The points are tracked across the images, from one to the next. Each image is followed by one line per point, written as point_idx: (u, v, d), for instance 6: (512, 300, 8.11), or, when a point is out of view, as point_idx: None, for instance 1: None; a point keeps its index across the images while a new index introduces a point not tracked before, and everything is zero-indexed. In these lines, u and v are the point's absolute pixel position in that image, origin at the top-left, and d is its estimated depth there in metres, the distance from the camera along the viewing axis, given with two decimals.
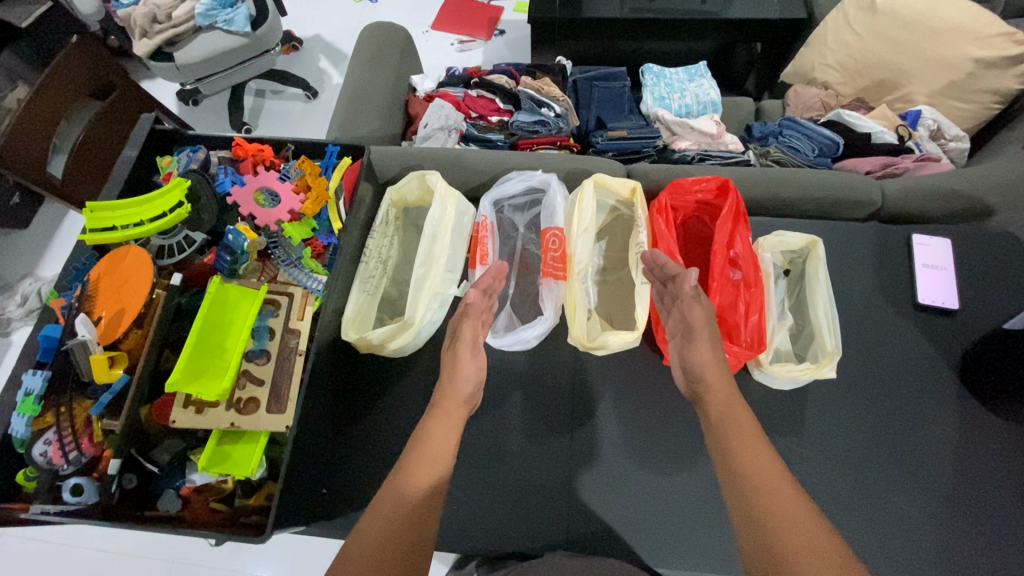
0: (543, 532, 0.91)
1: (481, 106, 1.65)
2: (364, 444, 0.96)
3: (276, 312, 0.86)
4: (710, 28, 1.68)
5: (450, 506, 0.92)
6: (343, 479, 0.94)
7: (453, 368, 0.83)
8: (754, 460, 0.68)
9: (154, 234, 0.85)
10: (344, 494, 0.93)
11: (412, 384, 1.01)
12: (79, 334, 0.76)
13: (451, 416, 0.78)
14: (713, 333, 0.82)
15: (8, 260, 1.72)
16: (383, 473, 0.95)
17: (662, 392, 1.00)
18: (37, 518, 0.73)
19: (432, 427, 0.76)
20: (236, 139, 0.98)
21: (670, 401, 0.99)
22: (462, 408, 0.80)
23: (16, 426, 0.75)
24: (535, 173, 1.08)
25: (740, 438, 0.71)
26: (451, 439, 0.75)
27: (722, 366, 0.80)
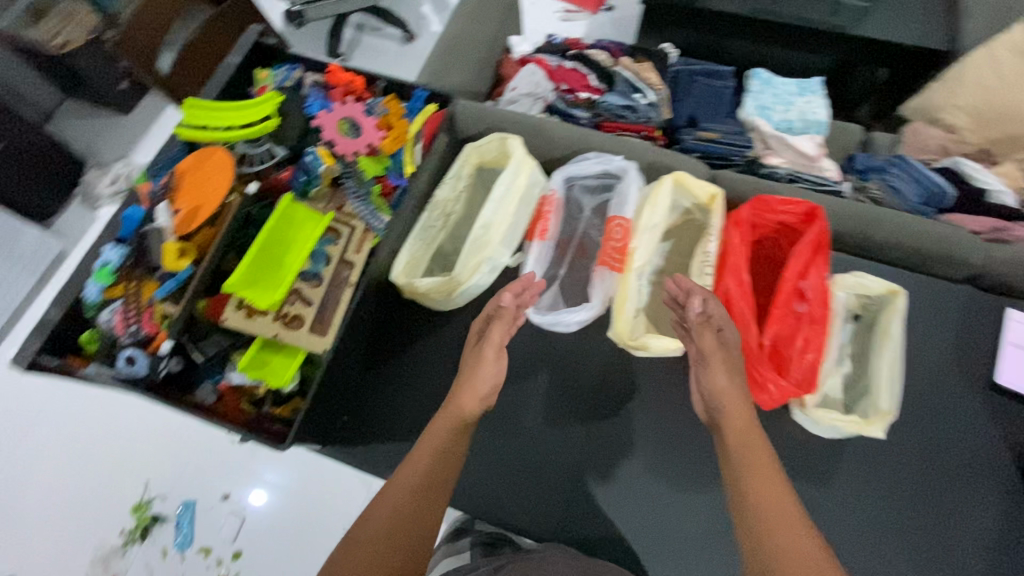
0: (541, 509, 0.93)
1: (573, 79, 1.60)
2: (390, 384, 0.99)
3: (335, 241, 0.87)
4: (833, 41, 1.55)
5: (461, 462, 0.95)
6: (365, 413, 0.97)
7: (471, 375, 0.82)
8: (768, 499, 0.64)
9: (241, 141, 0.89)
10: (365, 426, 0.97)
11: (447, 338, 1.01)
12: (158, 221, 0.83)
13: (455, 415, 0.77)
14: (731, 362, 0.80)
15: (106, 140, 1.85)
16: (400, 419, 0.97)
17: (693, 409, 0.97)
18: (93, 377, 0.80)
19: (439, 425, 0.76)
20: (330, 66, 0.99)
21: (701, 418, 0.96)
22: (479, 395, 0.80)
23: (90, 290, 0.82)
24: (615, 158, 1.05)
25: (750, 473, 0.68)
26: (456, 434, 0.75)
27: (744, 404, 0.77)
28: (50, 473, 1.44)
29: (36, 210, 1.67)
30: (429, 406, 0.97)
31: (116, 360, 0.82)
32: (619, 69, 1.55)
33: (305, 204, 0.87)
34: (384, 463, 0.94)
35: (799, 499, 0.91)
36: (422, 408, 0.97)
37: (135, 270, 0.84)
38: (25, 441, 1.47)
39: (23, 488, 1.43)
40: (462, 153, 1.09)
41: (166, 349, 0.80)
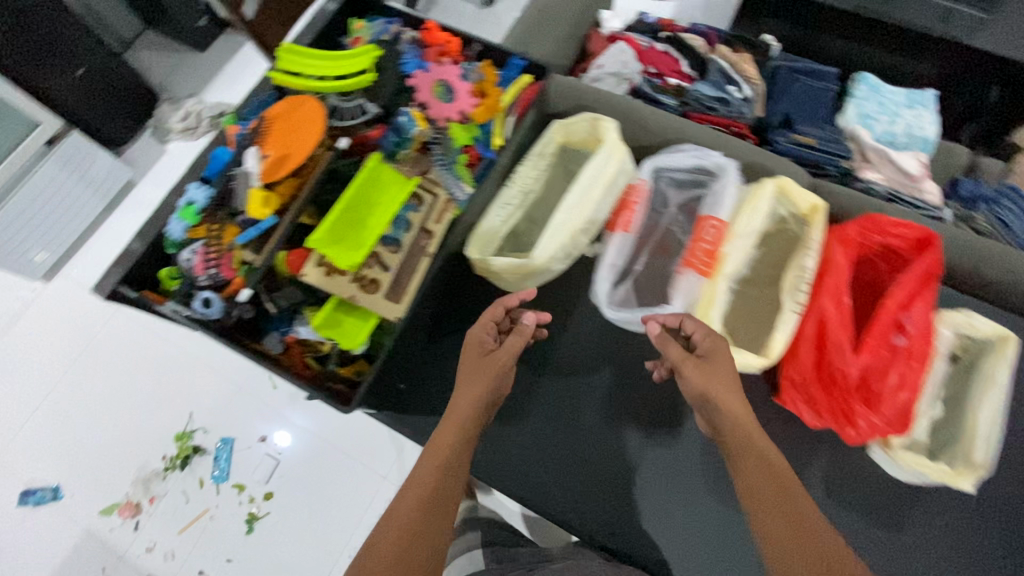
0: (585, 507, 0.90)
1: (662, 63, 1.50)
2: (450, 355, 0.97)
3: (418, 208, 0.84)
4: (934, 46, 1.41)
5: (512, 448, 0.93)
6: (421, 383, 0.96)
7: (467, 373, 0.81)
8: (783, 511, 0.63)
9: (333, 94, 0.86)
10: (417, 397, 0.95)
11: None
12: (246, 166, 0.81)
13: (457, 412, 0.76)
14: (722, 367, 0.77)
15: (181, 76, 1.87)
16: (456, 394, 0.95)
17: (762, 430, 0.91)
18: (169, 313, 0.81)
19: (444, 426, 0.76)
20: (428, 23, 0.95)
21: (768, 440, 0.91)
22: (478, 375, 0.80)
23: (175, 228, 0.82)
24: (712, 153, 0.98)
25: (757, 480, 0.66)
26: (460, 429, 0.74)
27: (743, 409, 0.73)
28: (109, 389, 1.54)
29: (110, 138, 1.72)
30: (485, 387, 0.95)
31: (193, 299, 0.82)
32: (715, 58, 1.45)
33: (392, 164, 0.84)
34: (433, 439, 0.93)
35: (864, 540, 0.86)
36: None
37: (218, 212, 0.83)
38: (91, 355, 1.58)
39: (85, 400, 1.53)
40: (549, 128, 1.04)
41: (245, 295, 0.78)
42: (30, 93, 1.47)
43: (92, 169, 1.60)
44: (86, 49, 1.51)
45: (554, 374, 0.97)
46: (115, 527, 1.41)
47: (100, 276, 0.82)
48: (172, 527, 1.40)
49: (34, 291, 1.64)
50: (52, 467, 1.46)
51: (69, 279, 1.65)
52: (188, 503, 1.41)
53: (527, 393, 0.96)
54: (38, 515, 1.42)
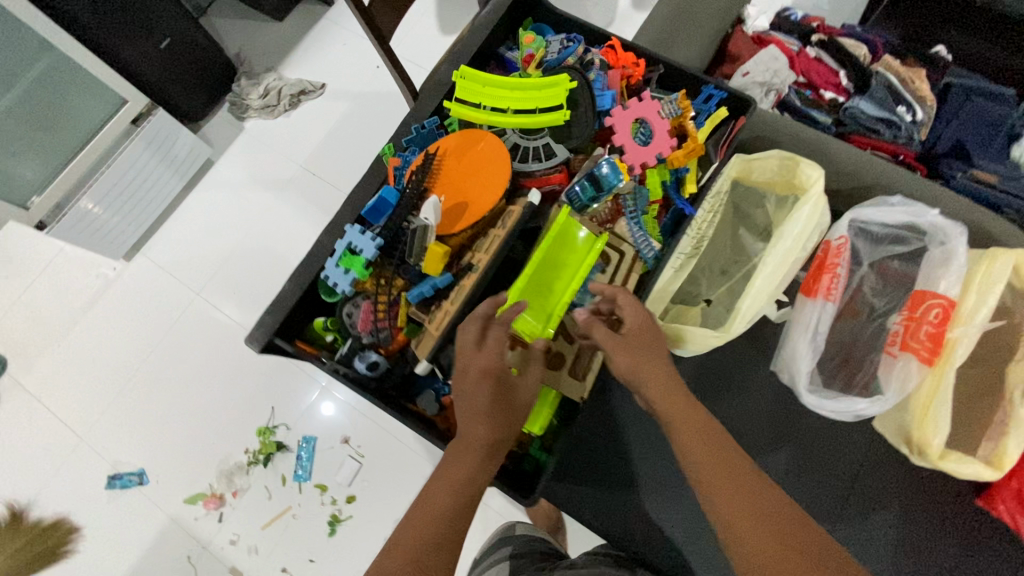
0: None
1: (816, 72, 1.34)
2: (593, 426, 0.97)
3: (603, 272, 0.74)
4: None
5: (666, 525, 0.92)
6: (574, 452, 0.97)
7: (468, 397, 0.63)
8: (730, 468, 0.59)
9: (516, 130, 0.76)
10: (574, 467, 0.96)
11: None
12: (423, 216, 0.71)
13: (469, 454, 0.62)
14: (643, 338, 0.67)
15: (262, 49, 1.72)
16: (602, 465, 0.96)
17: (960, 534, 0.82)
18: (330, 373, 0.73)
19: (445, 466, 0.62)
20: (613, 40, 0.83)
21: (969, 548, 0.81)
22: (483, 405, 0.62)
23: (341, 281, 0.73)
24: (928, 211, 0.84)
25: (701, 443, 0.61)
26: (470, 476, 0.61)
27: (665, 372, 0.65)
28: (191, 380, 1.48)
29: (193, 114, 1.61)
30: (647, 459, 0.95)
31: (356, 359, 0.74)
32: (882, 71, 1.28)
33: (578, 217, 0.74)
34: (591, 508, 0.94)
35: None
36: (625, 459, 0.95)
37: (386, 267, 0.74)
38: (172, 342, 1.51)
39: (169, 390, 1.48)
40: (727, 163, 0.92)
41: (421, 369, 0.70)
42: (121, 69, 1.37)
43: (174, 148, 1.49)
44: (171, 19, 1.39)
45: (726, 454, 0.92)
46: (200, 517, 1.37)
47: (256, 324, 0.75)
48: (258, 521, 1.36)
49: (114, 270, 1.57)
50: (138, 451, 1.43)
51: (150, 260, 1.58)
52: (270, 500, 1.37)
53: None
54: (124, 499, 1.40)
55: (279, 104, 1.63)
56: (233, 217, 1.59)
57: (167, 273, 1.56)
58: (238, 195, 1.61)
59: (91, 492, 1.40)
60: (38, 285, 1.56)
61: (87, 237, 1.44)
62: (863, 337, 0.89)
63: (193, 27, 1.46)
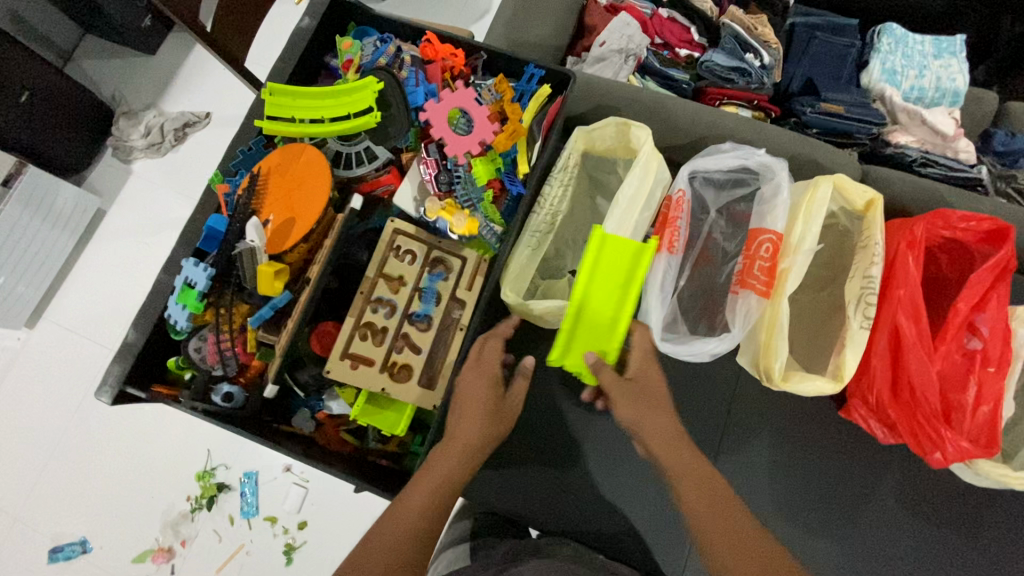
0: (643, 528, 0.94)
1: (669, 32, 1.38)
2: None
3: (446, 276, 0.75)
4: None
5: (576, 493, 0.95)
6: None
7: (465, 405, 0.68)
8: (717, 507, 0.71)
9: (335, 138, 0.76)
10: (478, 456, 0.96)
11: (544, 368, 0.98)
12: (248, 238, 0.70)
13: (454, 457, 0.64)
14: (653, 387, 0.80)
15: (132, 86, 1.64)
16: (504, 448, 0.96)
17: (828, 444, 0.88)
18: (187, 411, 0.72)
19: (432, 466, 0.64)
20: (427, 35, 0.84)
21: (837, 456, 0.88)
22: (482, 411, 0.68)
23: (178, 317, 0.72)
24: (756, 151, 0.88)
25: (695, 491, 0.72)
26: (451, 478, 0.63)
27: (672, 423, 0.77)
28: (120, 438, 1.42)
29: (74, 165, 1.52)
30: (540, 429, 0.96)
31: (210, 394, 0.73)
32: (729, 22, 1.33)
33: (419, 229, 0.76)
34: (494, 489, 0.95)
35: (936, 545, 0.85)
36: (526, 437, 0.96)
37: (225, 291, 0.73)
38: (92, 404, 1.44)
39: (93, 454, 1.40)
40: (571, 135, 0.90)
41: (268, 394, 0.68)
42: None
43: (56, 203, 1.42)
44: (22, 71, 1.29)
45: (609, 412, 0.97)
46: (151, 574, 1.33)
47: (101, 375, 0.73)
48: (209, 566, 1.33)
49: (19, 339, 1.49)
50: (76, 519, 1.37)
51: (54, 323, 1.50)
52: (221, 542, 1.34)
53: (589, 431, 0.96)
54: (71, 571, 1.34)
55: (163, 141, 1.57)
56: (134, 265, 1.53)
57: (77, 334, 1.49)
58: (134, 241, 1.54)
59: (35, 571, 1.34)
60: None
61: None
62: (719, 280, 0.93)
63: (52, 77, 1.35)
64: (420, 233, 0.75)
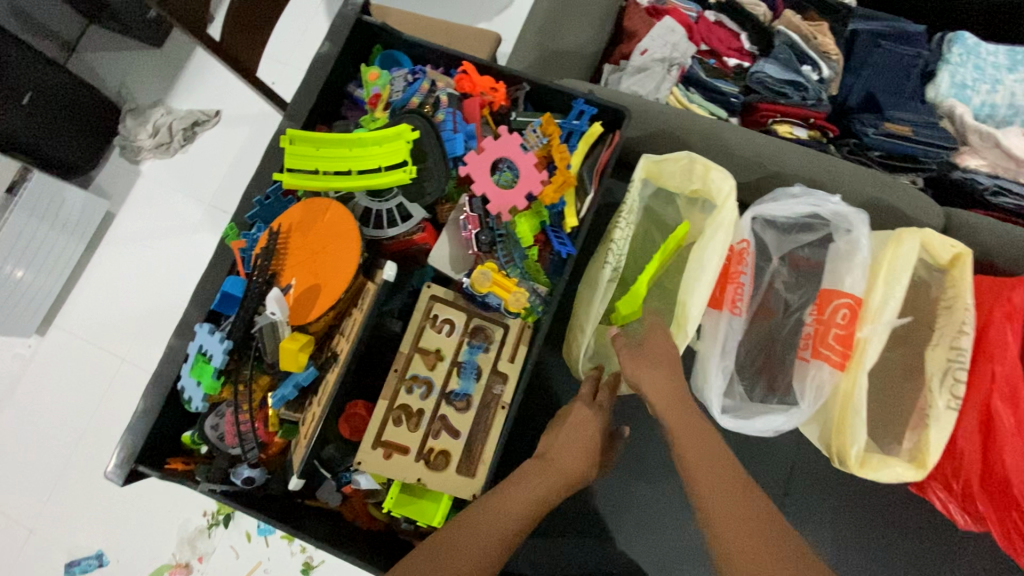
0: None
1: (717, 38, 1.26)
2: None
3: (486, 348, 0.69)
4: None
5: (617, 555, 0.89)
6: None
7: (573, 437, 0.70)
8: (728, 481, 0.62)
9: (363, 192, 0.68)
10: None
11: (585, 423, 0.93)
12: (269, 311, 0.63)
13: (551, 475, 0.65)
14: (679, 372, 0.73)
15: (137, 81, 1.53)
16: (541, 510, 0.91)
17: (888, 516, 0.83)
18: (205, 493, 0.67)
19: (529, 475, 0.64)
20: (467, 65, 0.75)
21: (896, 528, 0.83)
22: (589, 450, 0.69)
23: (193, 395, 0.66)
24: (829, 198, 0.78)
25: (714, 475, 0.62)
26: (548, 494, 0.63)
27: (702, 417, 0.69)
28: None
29: (82, 164, 1.44)
30: (582, 489, 0.91)
31: (229, 475, 0.67)
32: (785, 29, 1.21)
33: (461, 301, 0.69)
34: (529, 552, 0.90)
35: None
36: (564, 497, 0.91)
37: (244, 365, 0.66)
38: (105, 416, 1.38)
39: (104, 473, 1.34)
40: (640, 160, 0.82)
41: (296, 486, 0.63)
42: None
43: (63, 212, 1.36)
44: (24, 68, 1.21)
45: (658, 471, 0.91)
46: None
47: (111, 455, 0.67)
48: None
49: (31, 346, 1.44)
50: (90, 532, 1.31)
51: (65, 331, 1.44)
52: (238, 558, 1.25)
53: (630, 493, 0.91)
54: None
55: (171, 140, 1.47)
56: (142, 274, 1.45)
57: (88, 342, 1.43)
58: (143, 247, 1.46)
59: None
60: None
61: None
62: (780, 336, 0.85)
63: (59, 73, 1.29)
64: (458, 299, 0.69)
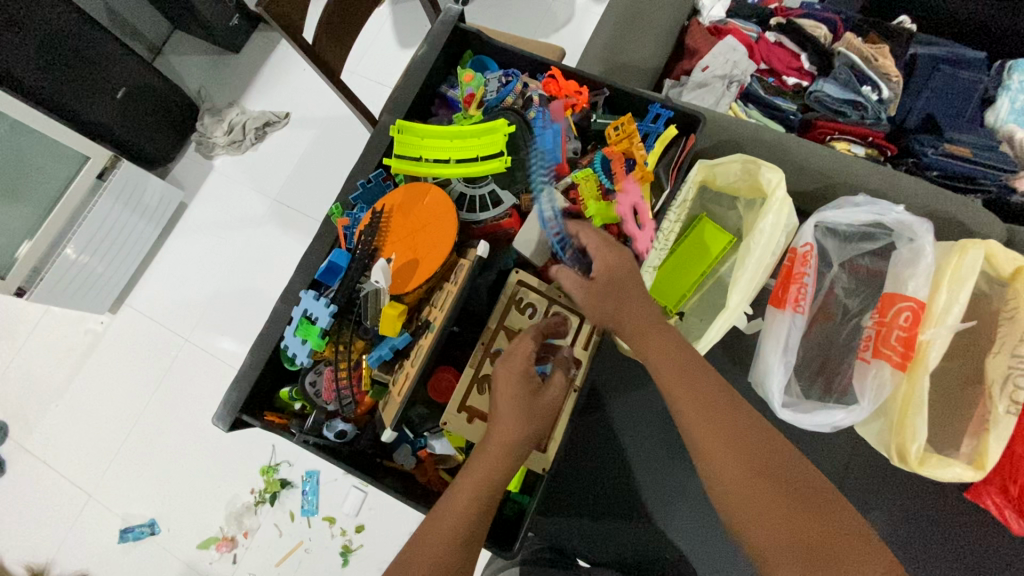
0: None
1: (777, 58, 1.30)
2: (583, 453, 0.97)
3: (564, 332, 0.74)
4: None
5: (663, 544, 0.93)
6: (562, 484, 0.96)
7: (503, 401, 0.62)
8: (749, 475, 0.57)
9: (460, 180, 0.75)
10: (564, 498, 0.96)
11: (637, 414, 0.97)
12: (374, 278, 0.70)
13: (490, 459, 0.61)
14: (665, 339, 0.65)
15: (219, 84, 1.66)
16: (593, 493, 0.95)
17: (932, 517, 0.87)
18: (299, 444, 0.74)
19: (472, 469, 0.61)
20: (553, 70, 0.82)
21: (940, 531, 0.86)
22: (520, 406, 0.62)
23: (298, 352, 0.73)
24: (894, 207, 0.81)
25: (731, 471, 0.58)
26: (488, 480, 0.60)
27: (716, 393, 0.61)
28: (189, 429, 1.43)
29: (161, 157, 1.55)
30: (634, 477, 0.95)
31: (324, 429, 0.74)
32: (845, 50, 1.25)
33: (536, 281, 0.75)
34: (581, 533, 0.94)
35: None
36: (615, 482, 0.96)
37: (345, 328, 0.73)
38: (167, 393, 1.46)
39: (163, 446, 1.42)
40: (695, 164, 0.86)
41: (386, 437, 0.69)
42: (74, 125, 1.31)
43: (144, 197, 1.45)
44: (116, 64, 1.33)
45: None
46: (214, 561, 1.32)
47: (219, 403, 0.74)
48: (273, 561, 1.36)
49: (102, 323, 1.54)
50: (146, 501, 1.39)
51: (135, 311, 1.54)
52: (282, 536, 1.31)
53: (678, 486, 0.95)
54: (140, 551, 1.35)
55: (246, 139, 1.58)
56: (212, 261, 1.55)
57: (157, 322, 1.53)
58: (212, 237, 1.56)
59: (104, 549, 1.36)
60: (29, 347, 1.54)
61: (72, 293, 1.38)
62: (839, 339, 0.88)
63: (149, 72, 1.41)
64: (542, 286, 0.75)
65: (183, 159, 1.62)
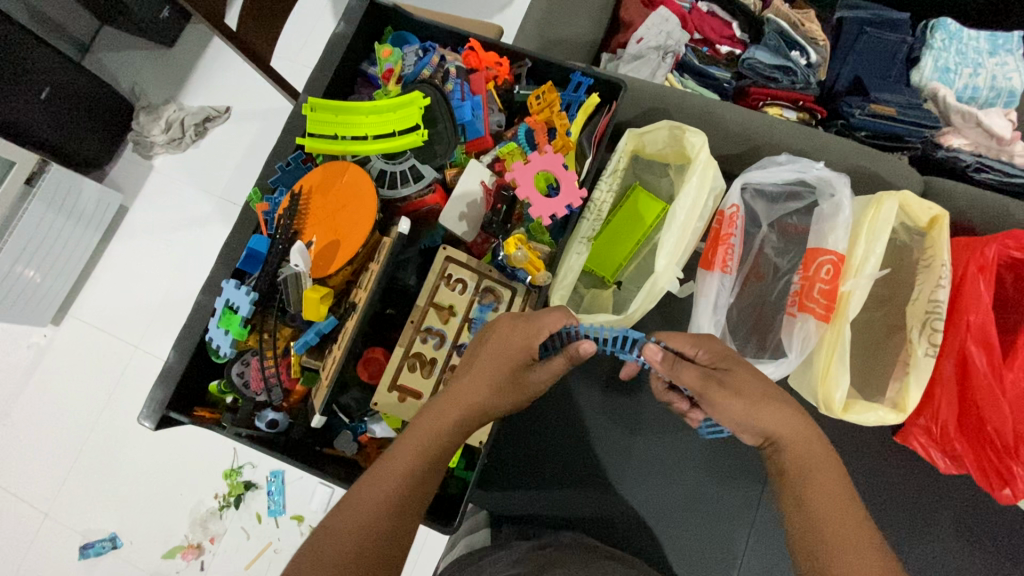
0: (688, 548, 0.94)
1: (710, 27, 1.32)
2: (536, 424, 0.98)
3: (495, 307, 0.74)
4: None
5: (623, 511, 0.94)
6: (518, 457, 0.97)
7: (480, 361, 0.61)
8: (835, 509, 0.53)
9: (379, 156, 0.74)
10: (520, 472, 0.96)
11: (587, 382, 0.99)
12: (292, 262, 0.67)
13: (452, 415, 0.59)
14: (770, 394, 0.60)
15: (146, 79, 1.56)
16: (548, 465, 0.96)
17: (867, 458, 0.92)
18: (230, 436, 0.72)
19: (431, 421, 0.58)
20: (472, 42, 0.81)
21: (874, 470, 0.91)
22: (495, 374, 0.60)
23: (221, 343, 0.70)
24: (815, 165, 0.83)
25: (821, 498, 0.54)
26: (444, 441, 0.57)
27: (792, 415, 0.59)
28: (143, 441, 1.37)
29: (94, 159, 1.47)
30: (587, 446, 0.97)
31: (255, 419, 0.73)
32: (774, 16, 1.26)
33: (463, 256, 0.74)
34: (539, 506, 0.95)
35: (967, 555, 0.88)
36: (571, 452, 0.97)
37: (269, 316, 0.71)
38: (119, 404, 1.41)
39: (119, 459, 1.37)
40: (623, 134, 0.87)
41: (314, 422, 0.68)
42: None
43: (79, 204, 1.36)
44: (39, 65, 1.25)
45: (657, 428, 0.97)
46: (180, 570, 1.28)
47: (142, 402, 0.72)
48: None
49: (46, 336, 1.46)
50: (105, 516, 1.34)
51: (79, 320, 1.47)
52: (249, 539, 1.29)
53: (631, 449, 0.97)
54: (103, 567, 1.31)
55: (183, 136, 1.51)
56: (155, 264, 1.49)
57: (101, 332, 1.46)
58: (154, 239, 1.50)
59: (65, 569, 1.32)
60: None
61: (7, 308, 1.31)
62: (771, 297, 0.90)
63: (74, 70, 1.31)
64: (471, 261, 0.73)
65: (119, 160, 1.53)
